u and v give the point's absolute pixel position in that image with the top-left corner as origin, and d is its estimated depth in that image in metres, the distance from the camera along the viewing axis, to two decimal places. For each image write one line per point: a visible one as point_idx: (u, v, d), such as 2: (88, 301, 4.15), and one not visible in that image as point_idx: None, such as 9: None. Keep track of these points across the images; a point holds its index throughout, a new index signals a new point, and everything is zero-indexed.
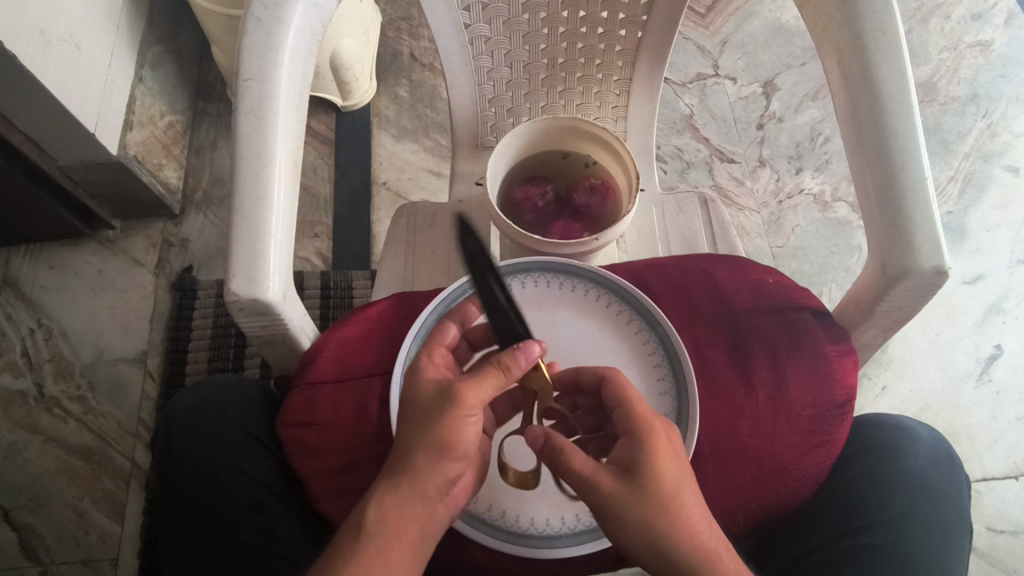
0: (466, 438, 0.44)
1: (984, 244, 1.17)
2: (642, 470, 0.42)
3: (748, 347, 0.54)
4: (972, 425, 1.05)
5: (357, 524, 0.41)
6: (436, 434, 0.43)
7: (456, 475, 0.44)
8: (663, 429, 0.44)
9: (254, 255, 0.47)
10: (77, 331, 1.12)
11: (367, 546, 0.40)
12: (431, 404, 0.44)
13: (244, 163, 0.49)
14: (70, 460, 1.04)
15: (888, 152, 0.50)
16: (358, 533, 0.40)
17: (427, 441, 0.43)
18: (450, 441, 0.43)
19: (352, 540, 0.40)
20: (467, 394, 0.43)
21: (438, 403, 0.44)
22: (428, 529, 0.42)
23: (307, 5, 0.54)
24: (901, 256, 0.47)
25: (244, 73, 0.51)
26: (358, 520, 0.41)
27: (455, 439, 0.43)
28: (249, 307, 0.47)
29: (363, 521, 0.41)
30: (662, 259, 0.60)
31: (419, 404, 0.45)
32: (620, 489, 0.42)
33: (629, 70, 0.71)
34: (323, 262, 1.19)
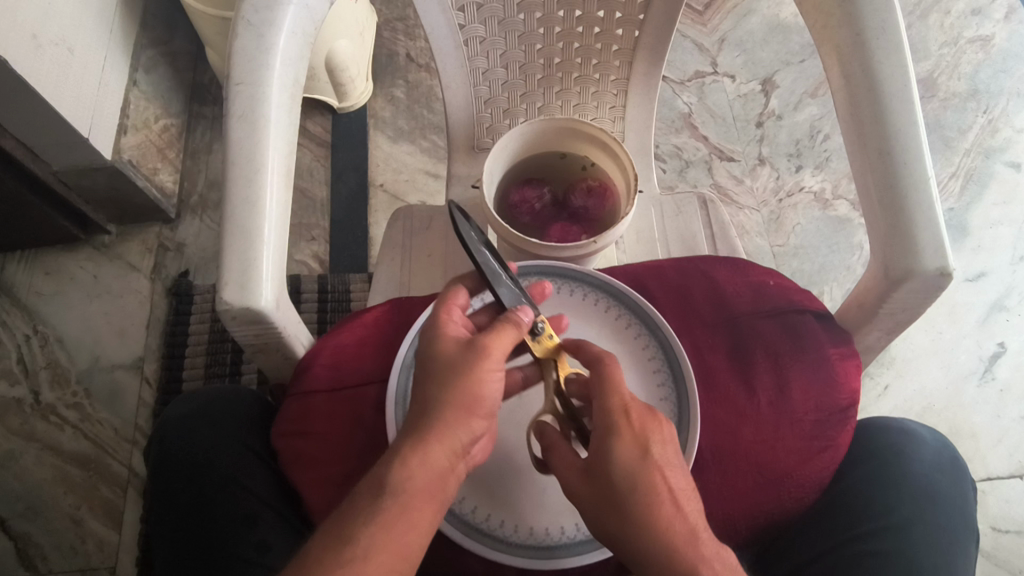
0: (489, 393, 0.43)
1: (986, 241, 1.16)
2: (604, 470, 0.42)
3: (748, 350, 0.53)
4: (976, 425, 1.04)
5: (379, 481, 0.40)
6: (461, 392, 0.42)
7: (479, 435, 0.43)
8: (636, 425, 0.42)
9: (246, 262, 0.46)
10: (74, 337, 1.11)
11: (387, 505, 0.39)
12: (454, 360, 0.43)
13: (235, 169, 0.48)
14: (68, 468, 1.03)
15: (889, 151, 0.49)
16: (380, 492, 0.39)
17: (452, 399, 0.42)
18: (475, 397, 0.42)
19: (373, 497, 0.39)
20: (492, 344, 0.44)
21: (464, 359, 0.43)
22: (450, 490, 0.41)
23: (299, 7, 0.53)
24: (903, 257, 0.46)
25: (235, 77, 0.50)
26: (381, 478, 0.40)
27: (480, 394, 0.43)
28: (242, 315, 0.46)
29: (386, 478, 0.40)
30: (661, 261, 0.59)
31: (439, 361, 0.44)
32: (581, 485, 0.43)
33: (626, 70, 0.70)
34: (321, 265, 1.18)
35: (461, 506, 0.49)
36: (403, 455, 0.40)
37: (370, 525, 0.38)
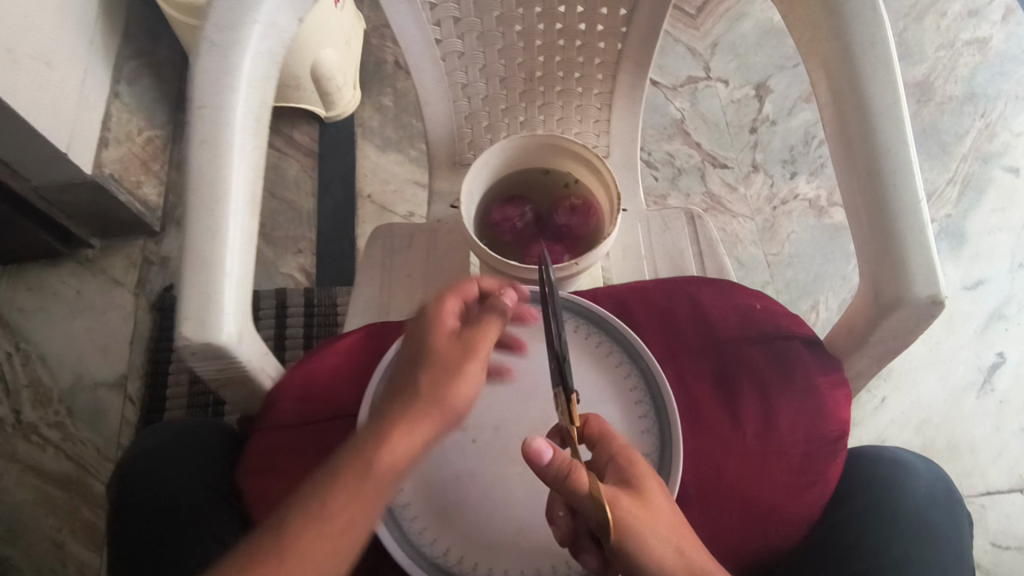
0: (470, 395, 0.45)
1: (984, 248, 1.14)
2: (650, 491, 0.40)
3: (733, 378, 0.51)
4: (976, 438, 1.02)
5: (366, 468, 0.40)
6: (450, 390, 0.43)
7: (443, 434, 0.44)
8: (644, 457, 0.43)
9: (206, 296, 0.44)
10: (56, 354, 1.09)
11: (354, 489, 0.39)
12: (450, 354, 0.44)
13: (195, 197, 0.46)
14: (49, 489, 1.01)
15: (879, 172, 0.47)
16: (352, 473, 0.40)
17: (436, 386, 0.43)
18: (459, 397, 0.44)
19: (348, 477, 0.39)
20: (483, 342, 0.45)
21: (457, 355, 0.44)
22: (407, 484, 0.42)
23: (266, 25, 0.51)
24: (894, 285, 0.44)
25: (197, 100, 0.48)
26: (368, 464, 0.40)
27: (464, 394, 0.44)
28: (202, 352, 0.44)
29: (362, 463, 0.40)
30: (644, 282, 0.57)
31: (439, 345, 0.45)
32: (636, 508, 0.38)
33: (609, 84, 0.69)
34: (308, 278, 1.17)
35: (422, 540, 0.45)
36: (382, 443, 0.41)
37: (337, 503, 0.39)
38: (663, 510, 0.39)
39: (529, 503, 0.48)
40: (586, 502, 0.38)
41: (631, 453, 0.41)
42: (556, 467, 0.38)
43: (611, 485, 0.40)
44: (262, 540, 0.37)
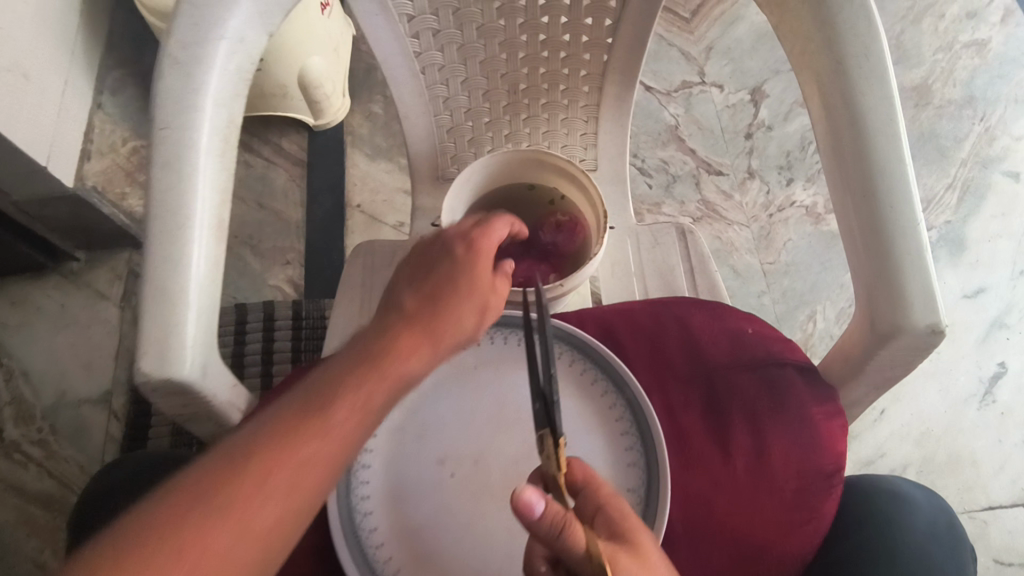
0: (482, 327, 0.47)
1: (985, 255, 1.12)
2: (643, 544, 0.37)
3: (723, 406, 0.49)
4: (977, 450, 1.00)
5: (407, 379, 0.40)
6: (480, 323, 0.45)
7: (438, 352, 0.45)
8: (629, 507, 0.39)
9: (168, 329, 0.42)
10: (40, 370, 1.07)
11: (376, 388, 0.39)
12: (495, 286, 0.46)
13: (157, 223, 0.44)
14: (32, 509, 0.99)
15: (874, 192, 0.45)
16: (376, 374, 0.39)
17: (470, 305, 0.44)
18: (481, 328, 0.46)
19: (370, 378, 0.39)
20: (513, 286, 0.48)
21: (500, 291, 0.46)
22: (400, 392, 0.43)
23: (233, 41, 0.49)
24: (892, 313, 0.42)
25: (159, 121, 0.46)
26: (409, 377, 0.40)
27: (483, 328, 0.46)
28: (163, 387, 0.42)
29: (386, 369, 0.40)
30: (631, 304, 0.55)
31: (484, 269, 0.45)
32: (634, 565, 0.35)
33: (595, 96, 0.67)
34: (296, 291, 1.15)
35: None
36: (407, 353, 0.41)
37: (359, 399, 0.38)
38: (658, 567, 0.36)
39: (508, 545, 0.46)
40: (581, 560, 0.34)
41: (621, 503, 0.38)
42: (549, 520, 0.34)
43: (605, 539, 0.36)
44: (275, 423, 0.36)
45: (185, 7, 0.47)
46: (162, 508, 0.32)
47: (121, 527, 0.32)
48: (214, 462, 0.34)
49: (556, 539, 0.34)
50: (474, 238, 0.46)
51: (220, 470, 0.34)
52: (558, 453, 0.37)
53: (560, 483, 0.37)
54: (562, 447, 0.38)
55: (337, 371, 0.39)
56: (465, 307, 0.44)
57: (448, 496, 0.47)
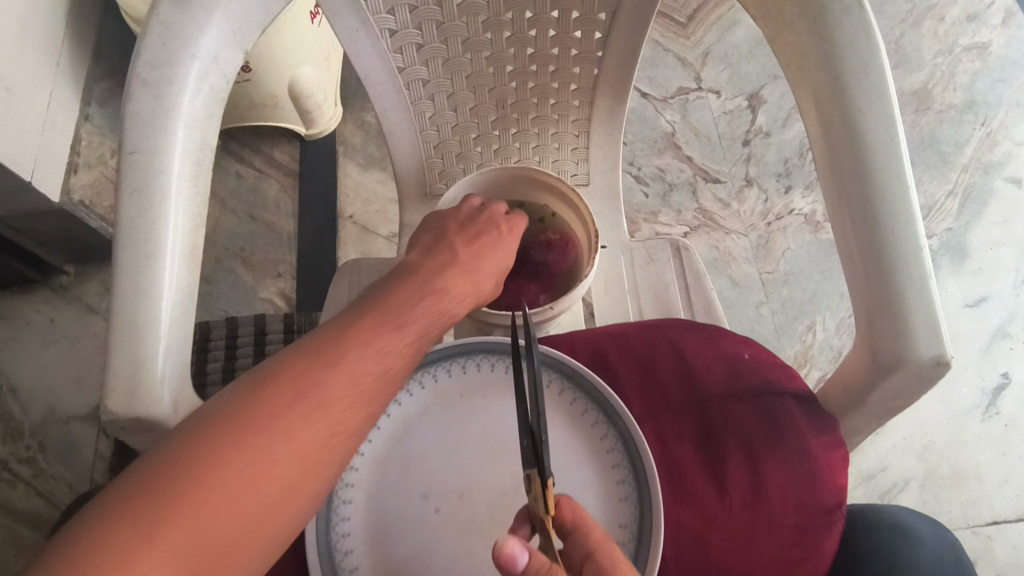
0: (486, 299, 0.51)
1: (987, 263, 1.10)
2: None
3: (719, 437, 0.48)
4: (981, 463, 0.98)
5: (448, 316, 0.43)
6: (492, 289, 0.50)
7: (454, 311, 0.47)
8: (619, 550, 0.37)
9: (137, 364, 0.40)
10: (28, 386, 1.05)
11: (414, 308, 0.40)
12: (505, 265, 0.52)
13: (125, 252, 0.43)
14: (20, 529, 0.97)
15: (874, 216, 0.43)
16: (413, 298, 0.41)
17: (493, 271, 0.49)
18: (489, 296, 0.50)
19: (408, 300, 0.40)
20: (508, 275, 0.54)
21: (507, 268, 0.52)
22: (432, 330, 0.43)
23: (206, 60, 0.47)
24: (894, 343, 0.41)
25: (128, 145, 0.44)
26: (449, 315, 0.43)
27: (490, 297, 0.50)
28: (132, 426, 0.40)
29: (421, 296, 0.42)
30: (624, 327, 0.54)
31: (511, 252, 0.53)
32: None
33: (586, 110, 0.65)
34: (287, 303, 1.13)
35: None
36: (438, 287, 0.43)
37: (412, 319, 0.39)
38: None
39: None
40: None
41: (612, 551, 0.36)
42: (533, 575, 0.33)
43: None
44: (338, 330, 0.37)
45: (155, 25, 0.45)
46: (224, 406, 0.32)
47: (186, 425, 0.32)
48: (267, 366, 0.34)
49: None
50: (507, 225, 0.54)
51: (273, 370, 0.34)
52: (546, 495, 0.35)
53: (547, 527, 0.35)
54: (549, 489, 0.35)
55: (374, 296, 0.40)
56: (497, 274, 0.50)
57: (433, 532, 0.45)
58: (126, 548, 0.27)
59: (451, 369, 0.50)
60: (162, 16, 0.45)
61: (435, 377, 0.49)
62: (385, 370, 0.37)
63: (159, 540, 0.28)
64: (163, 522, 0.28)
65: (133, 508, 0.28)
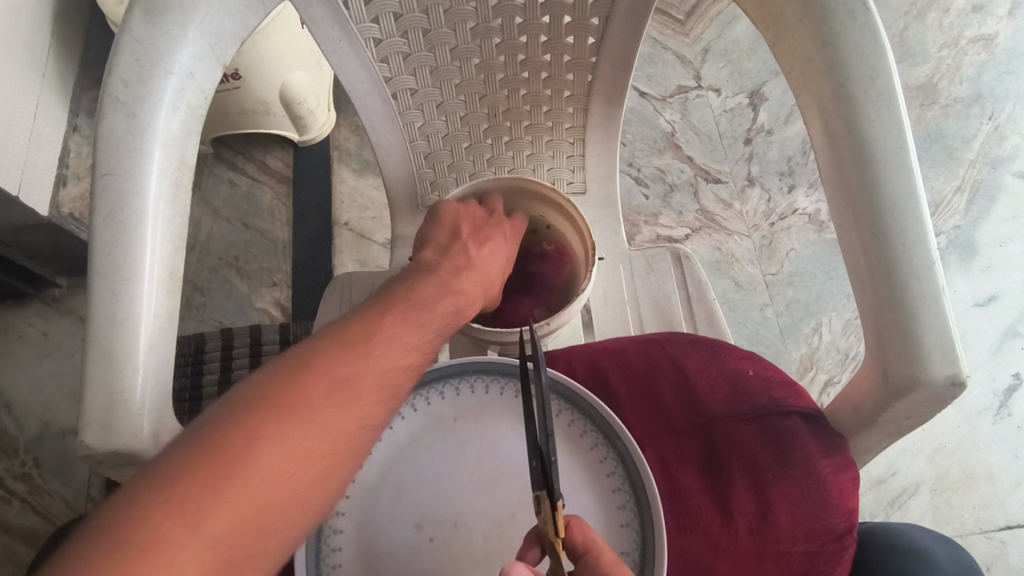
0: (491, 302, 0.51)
1: (997, 260, 1.08)
2: None
3: (722, 460, 0.46)
4: (993, 466, 0.96)
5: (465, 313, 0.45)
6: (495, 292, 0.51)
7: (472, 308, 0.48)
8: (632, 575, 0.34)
9: (113, 396, 0.38)
10: (22, 401, 1.03)
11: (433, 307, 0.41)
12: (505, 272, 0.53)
13: (99, 278, 0.41)
14: (16, 547, 0.96)
15: (884, 230, 0.41)
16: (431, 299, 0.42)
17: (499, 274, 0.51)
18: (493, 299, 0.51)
19: (427, 300, 0.41)
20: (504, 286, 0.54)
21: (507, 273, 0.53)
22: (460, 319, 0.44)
23: (183, 75, 0.45)
24: (906, 364, 0.39)
25: (101, 166, 0.43)
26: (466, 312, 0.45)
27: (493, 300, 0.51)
28: (109, 460, 0.38)
29: (440, 295, 0.42)
30: (623, 343, 0.52)
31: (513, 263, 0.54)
32: None
33: (581, 117, 0.63)
34: (283, 313, 1.11)
35: None
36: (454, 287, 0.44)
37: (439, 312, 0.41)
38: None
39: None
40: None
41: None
42: None
43: None
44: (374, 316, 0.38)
45: (126, 41, 0.44)
46: (257, 393, 0.32)
47: (217, 414, 0.31)
48: (293, 354, 0.34)
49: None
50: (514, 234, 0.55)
51: (302, 360, 0.33)
52: (555, 516, 0.32)
53: (557, 551, 0.32)
54: (559, 511, 0.32)
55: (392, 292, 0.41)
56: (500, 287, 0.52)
57: (428, 563, 0.43)
58: (168, 536, 0.26)
59: (445, 391, 0.48)
60: (134, 31, 0.44)
61: (428, 400, 0.47)
62: (407, 366, 0.37)
63: (200, 529, 0.27)
64: (204, 509, 0.27)
65: (172, 495, 0.27)
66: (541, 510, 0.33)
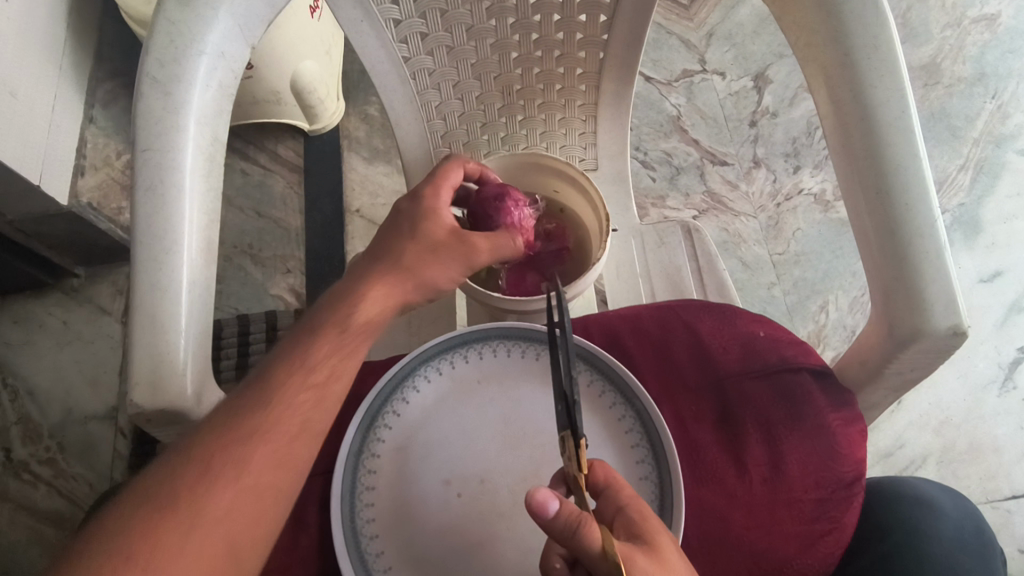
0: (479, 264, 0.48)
1: (1001, 236, 1.09)
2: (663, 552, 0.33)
3: (736, 416, 0.48)
4: (999, 437, 0.97)
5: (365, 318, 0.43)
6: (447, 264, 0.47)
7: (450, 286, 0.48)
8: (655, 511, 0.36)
9: (159, 357, 0.41)
10: (45, 388, 1.04)
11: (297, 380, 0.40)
12: (435, 239, 0.46)
13: (142, 248, 0.43)
14: (42, 528, 0.96)
15: (888, 191, 0.43)
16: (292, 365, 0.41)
17: (414, 251, 0.46)
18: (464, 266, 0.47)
19: (299, 368, 0.40)
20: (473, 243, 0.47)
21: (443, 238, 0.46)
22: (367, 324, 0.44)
23: (214, 56, 0.47)
24: (910, 317, 0.41)
25: (141, 143, 0.44)
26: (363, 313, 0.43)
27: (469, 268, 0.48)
28: (157, 417, 0.41)
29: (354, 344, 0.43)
30: (638, 310, 0.54)
31: (435, 211, 0.47)
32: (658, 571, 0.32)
33: (592, 95, 0.64)
34: (298, 298, 1.13)
35: None
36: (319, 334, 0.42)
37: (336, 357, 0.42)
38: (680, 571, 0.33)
39: (520, 564, 0.44)
40: (597, 561, 0.31)
41: (643, 506, 0.35)
42: (564, 520, 0.32)
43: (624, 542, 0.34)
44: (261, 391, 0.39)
45: (161, 22, 0.45)
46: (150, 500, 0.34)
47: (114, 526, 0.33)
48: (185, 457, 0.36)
49: (572, 540, 0.32)
50: (432, 176, 0.49)
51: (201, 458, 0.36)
52: (579, 454, 0.35)
53: (581, 485, 0.35)
54: (583, 448, 0.35)
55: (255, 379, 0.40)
56: (416, 251, 0.46)
57: (462, 522, 0.45)
58: None
59: (468, 355, 0.50)
60: (168, 14, 0.45)
61: (452, 363, 0.49)
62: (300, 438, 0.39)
63: None
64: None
65: None
66: (567, 447, 0.36)
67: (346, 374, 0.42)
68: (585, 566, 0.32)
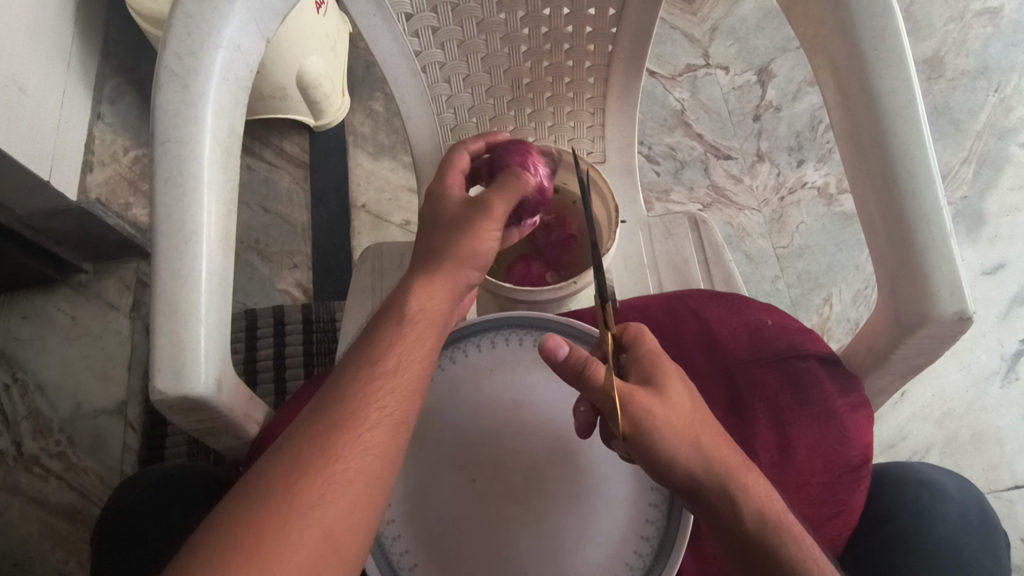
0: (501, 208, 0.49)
1: (1004, 229, 1.10)
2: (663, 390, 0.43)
3: (745, 403, 0.50)
4: (1001, 428, 0.98)
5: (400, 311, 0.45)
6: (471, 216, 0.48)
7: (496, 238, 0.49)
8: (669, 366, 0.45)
9: (180, 346, 0.41)
10: (54, 382, 1.05)
11: (360, 424, 0.39)
12: (455, 213, 0.49)
13: (163, 238, 0.44)
14: (54, 521, 0.97)
15: (895, 180, 0.43)
16: (374, 377, 0.41)
17: (438, 233, 0.48)
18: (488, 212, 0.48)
19: (387, 348, 0.43)
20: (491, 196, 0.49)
21: (464, 208, 0.49)
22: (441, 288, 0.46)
23: (230, 50, 0.47)
24: (917, 302, 0.42)
25: (160, 135, 0.45)
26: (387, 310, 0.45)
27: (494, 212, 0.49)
28: (179, 404, 0.42)
29: (432, 328, 0.45)
30: (648, 299, 0.55)
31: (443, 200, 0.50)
32: (655, 404, 0.42)
33: (601, 88, 0.65)
34: (304, 293, 1.14)
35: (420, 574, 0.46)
36: (383, 375, 0.42)
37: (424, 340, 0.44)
38: (676, 405, 0.43)
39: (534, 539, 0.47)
40: (599, 392, 0.42)
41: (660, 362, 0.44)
42: (574, 362, 0.42)
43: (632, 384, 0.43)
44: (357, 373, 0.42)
45: (178, 16, 0.46)
46: (273, 477, 0.37)
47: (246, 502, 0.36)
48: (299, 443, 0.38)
49: (579, 374, 0.42)
50: (442, 171, 0.52)
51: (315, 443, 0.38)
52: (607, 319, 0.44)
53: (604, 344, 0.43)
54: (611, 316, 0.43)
55: (328, 407, 0.40)
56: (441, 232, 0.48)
57: (487, 494, 0.48)
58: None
59: (481, 344, 0.51)
60: (186, 7, 0.46)
61: (466, 352, 0.51)
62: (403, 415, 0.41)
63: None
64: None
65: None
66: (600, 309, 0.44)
67: (424, 337, 0.44)
68: (588, 396, 0.43)
